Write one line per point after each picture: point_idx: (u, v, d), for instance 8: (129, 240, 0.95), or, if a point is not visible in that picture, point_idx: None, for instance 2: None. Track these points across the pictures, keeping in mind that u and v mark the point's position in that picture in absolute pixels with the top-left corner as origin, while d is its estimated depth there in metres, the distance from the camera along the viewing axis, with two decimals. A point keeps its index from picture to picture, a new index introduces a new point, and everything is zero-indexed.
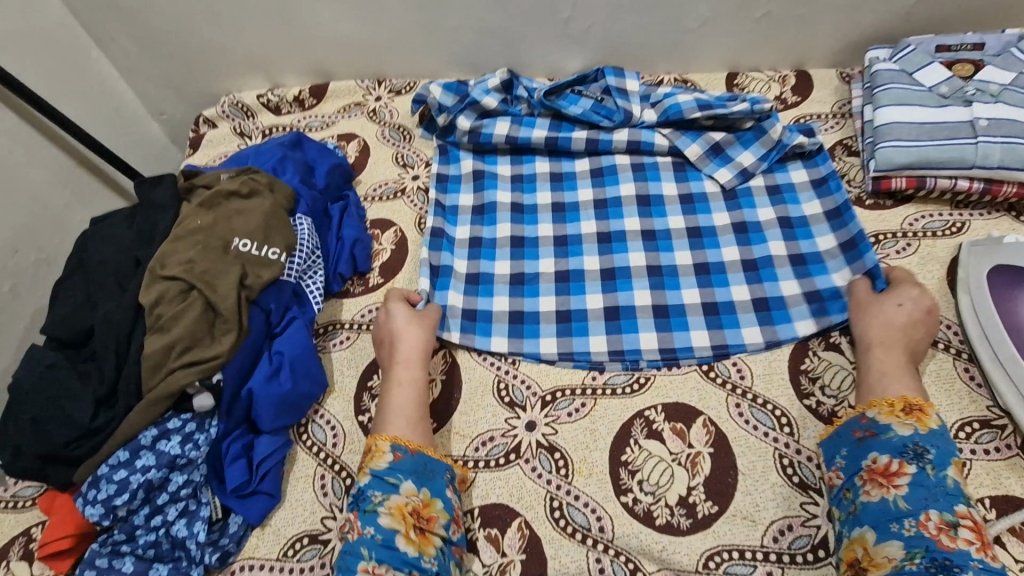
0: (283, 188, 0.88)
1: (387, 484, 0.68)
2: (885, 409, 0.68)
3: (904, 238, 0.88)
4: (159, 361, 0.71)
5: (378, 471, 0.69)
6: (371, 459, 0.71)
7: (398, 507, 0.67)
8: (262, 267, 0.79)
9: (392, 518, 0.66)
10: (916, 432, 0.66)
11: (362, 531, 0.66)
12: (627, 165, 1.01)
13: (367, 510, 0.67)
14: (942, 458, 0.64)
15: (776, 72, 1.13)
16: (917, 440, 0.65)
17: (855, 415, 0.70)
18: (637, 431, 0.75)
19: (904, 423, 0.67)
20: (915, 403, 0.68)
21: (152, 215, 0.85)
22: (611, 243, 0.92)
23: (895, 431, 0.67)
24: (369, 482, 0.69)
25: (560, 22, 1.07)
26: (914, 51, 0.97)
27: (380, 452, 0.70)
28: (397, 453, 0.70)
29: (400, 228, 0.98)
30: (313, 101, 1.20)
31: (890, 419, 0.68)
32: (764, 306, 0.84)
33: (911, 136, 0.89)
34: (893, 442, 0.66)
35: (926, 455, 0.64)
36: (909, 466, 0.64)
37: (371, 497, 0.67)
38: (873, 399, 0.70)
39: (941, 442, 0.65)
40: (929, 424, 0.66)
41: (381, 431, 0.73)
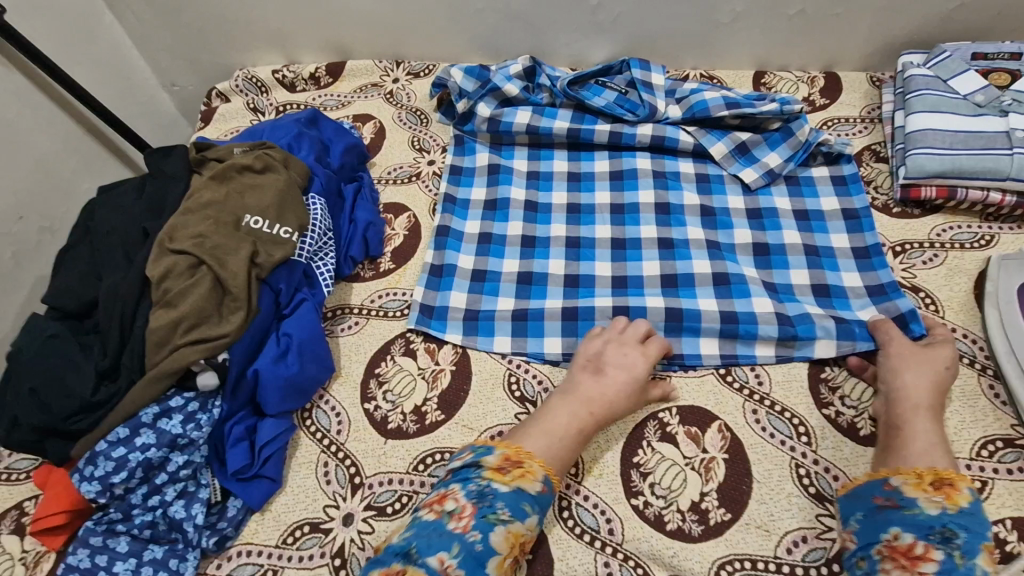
0: (298, 165, 0.85)
1: (521, 509, 0.62)
2: (912, 480, 0.62)
3: (932, 248, 0.86)
4: (165, 337, 0.69)
5: (523, 491, 0.63)
6: (520, 475, 0.64)
7: (515, 534, 0.61)
8: (273, 246, 0.76)
9: (503, 539, 0.60)
10: (944, 512, 0.59)
11: (468, 530, 0.60)
12: (649, 170, 0.98)
13: (487, 516, 0.60)
14: (971, 545, 0.57)
15: (804, 72, 1.10)
16: (946, 522, 0.59)
17: (878, 479, 0.64)
18: (650, 432, 0.74)
19: (933, 500, 0.60)
20: (946, 478, 0.62)
21: (163, 186, 0.83)
22: (626, 250, 0.89)
23: (922, 508, 0.60)
24: (506, 493, 0.63)
25: (589, 9, 1.05)
26: (949, 57, 0.94)
27: (532, 475, 0.65)
28: (543, 490, 0.65)
29: (414, 213, 0.96)
30: (330, 79, 1.17)
31: (917, 492, 0.61)
32: (788, 321, 0.79)
33: (944, 144, 0.87)
34: (919, 520, 0.59)
35: (954, 541, 0.57)
36: (936, 552, 0.57)
37: (499, 508, 0.61)
38: (902, 467, 0.64)
39: (971, 524, 0.59)
40: (959, 503, 0.60)
41: (530, 453, 0.67)
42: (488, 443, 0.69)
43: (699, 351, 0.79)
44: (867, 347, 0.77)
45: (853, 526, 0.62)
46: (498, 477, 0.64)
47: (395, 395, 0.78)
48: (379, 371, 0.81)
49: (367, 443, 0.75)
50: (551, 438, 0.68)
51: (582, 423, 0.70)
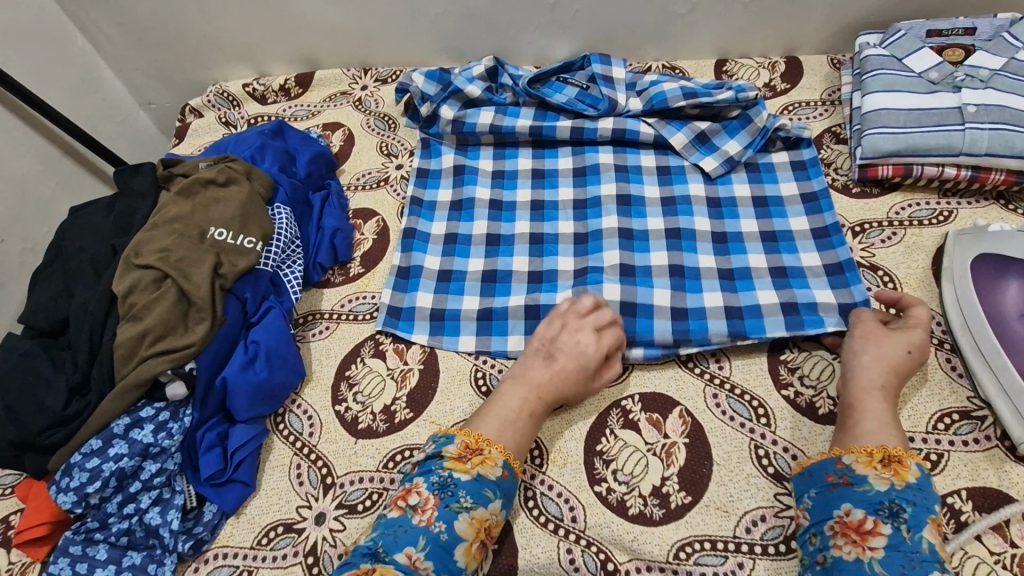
0: (261, 175, 0.87)
1: (483, 495, 0.64)
2: (863, 458, 0.63)
3: (891, 227, 0.87)
4: (132, 349, 0.70)
5: (484, 478, 0.65)
6: (480, 462, 0.66)
7: (479, 519, 0.63)
8: (238, 257, 0.78)
9: (469, 526, 0.62)
10: (892, 487, 0.60)
11: (433, 523, 0.62)
12: (611, 165, 0.99)
13: (450, 506, 0.63)
14: (918, 519, 0.58)
15: (765, 58, 1.11)
16: (893, 497, 0.60)
17: (831, 458, 0.65)
18: (613, 421, 0.75)
19: (882, 476, 0.61)
20: (894, 454, 0.62)
21: (131, 203, 0.85)
22: (588, 243, 0.91)
23: (871, 485, 0.61)
24: (467, 482, 0.64)
25: (547, 7, 1.06)
26: (904, 36, 0.95)
27: (492, 461, 0.66)
28: (504, 472, 0.66)
29: (382, 217, 0.98)
30: (299, 90, 1.19)
31: (867, 470, 0.62)
32: (737, 315, 0.81)
33: (898, 122, 0.87)
34: (869, 496, 0.60)
35: (901, 515, 0.58)
36: (885, 526, 0.58)
37: (461, 497, 0.63)
38: (856, 445, 0.65)
39: (918, 499, 0.59)
40: (907, 478, 0.61)
41: (493, 439, 0.68)
42: (449, 431, 0.70)
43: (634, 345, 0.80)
44: (818, 334, 0.78)
45: (806, 503, 0.64)
46: (459, 467, 0.65)
47: (364, 396, 0.80)
48: (349, 374, 0.83)
49: (338, 444, 0.77)
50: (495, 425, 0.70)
51: (524, 407, 0.72)
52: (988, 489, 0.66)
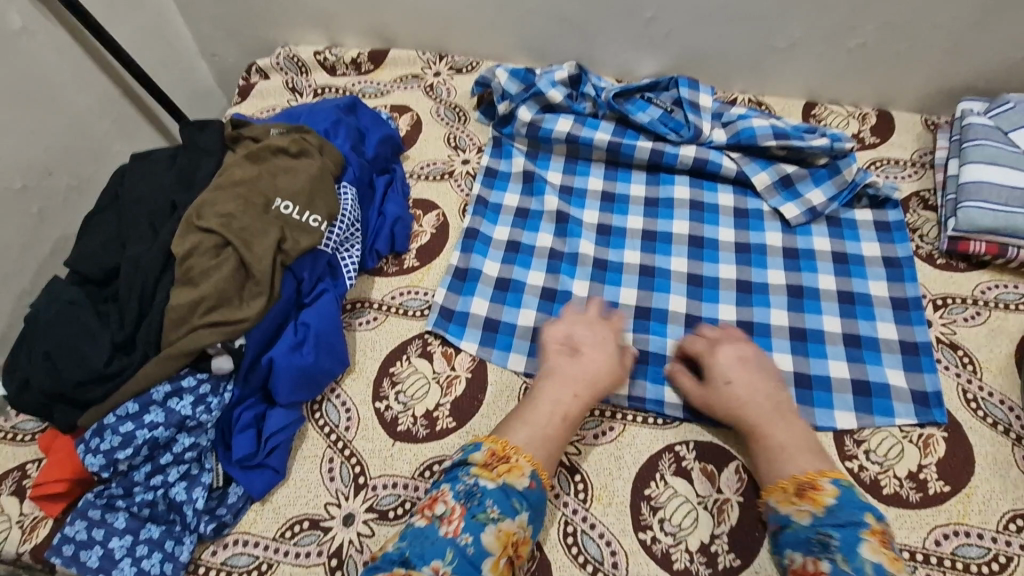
0: (333, 152, 0.83)
1: (510, 505, 0.61)
2: (781, 496, 0.65)
3: (974, 306, 0.83)
4: (183, 316, 0.66)
5: (510, 487, 0.62)
6: (507, 470, 0.64)
7: (506, 532, 0.60)
8: (301, 233, 0.74)
9: (496, 539, 0.59)
10: (815, 518, 0.62)
11: (460, 534, 0.59)
12: (686, 200, 0.96)
13: (477, 517, 0.60)
14: (848, 541, 0.59)
15: (856, 108, 1.07)
16: (819, 529, 0.61)
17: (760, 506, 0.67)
18: (664, 465, 0.72)
19: (802, 510, 0.63)
20: (806, 481, 0.65)
21: (194, 158, 0.82)
22: (654, 279, 0.88)
23: (796, 522, 0.63)
24: (493, 491, 0.62)
25: (642, 21, 1.03)
26: (1012, 108, 0.91)
27: (519, 470, 0.64)
28: (531, 483, 0.64)
29: (443, 212, 0.95)
30: (371, 66, 1.16)
31: (788, 508, 0.64)
32: (807, 384, 0.78)
33: (997, 199, 0.84)
34: (799, 536, 0.62)
35: (832, 544, 0.59)
36: (823, 564, 0.59)
37: (488, 507, 0.60)
38: (768, 487, 0.67)
39: (844, 520, 0.61)
40: (824, 501, 0.63)
41: (519, 445, 0.66)
42: (476, 439, 0.68)
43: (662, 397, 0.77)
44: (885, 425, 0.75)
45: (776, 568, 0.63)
46: (485, 474, 0.63)
47: (407, 397, 0.77)
48: (393, 371, 0.79)
49: (375, 444, 0.74)
50: (548, 440, 0.68)
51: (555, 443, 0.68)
52: None
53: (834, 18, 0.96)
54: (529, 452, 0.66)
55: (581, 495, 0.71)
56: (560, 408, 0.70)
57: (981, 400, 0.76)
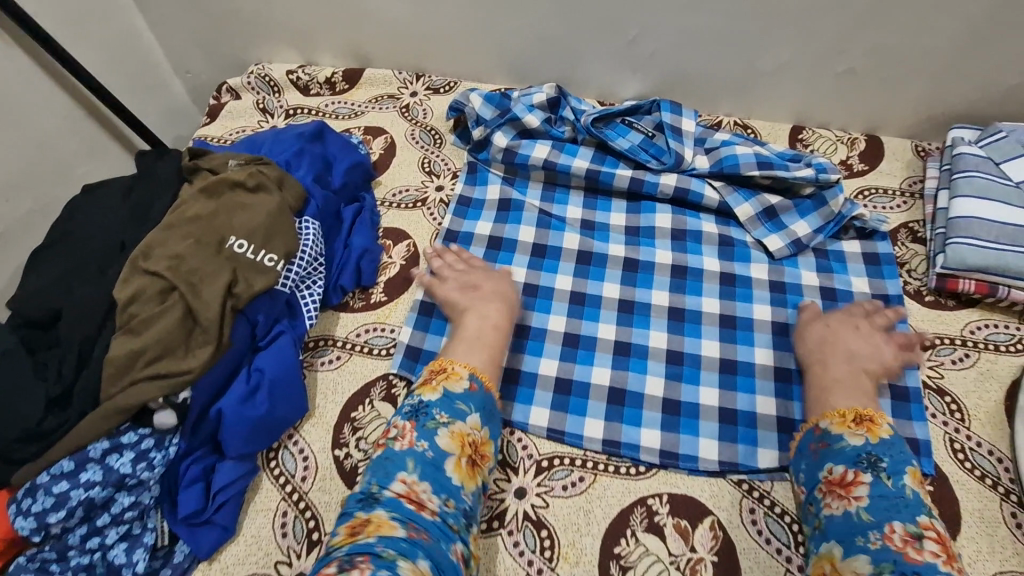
0: (293, 188, 0.80)
1: (456, 408, 0.67)
2: (837, 419, 0.67)
3: (963, 347, 0.79)
4: (122, 369, 0.63)
5: (451, 392, 0.69)
6: (445, 378, 0.70)
7: (459, 433, 0.66)
8: (255, 274, 0.71)
9: (450, 440, 0.65)
10: (868, 442, 0.64)
11: (415, 443, 0.65)
12: (668, 230, 0.92)
13: (427, 425, 0.66)
14: (895, 467, 0.62)
15: (845, 132, 1.03)
16: (870, 450, 0.64)
17: (809, 428, 0.69)
18: (635, 520, 0.69)
19: (856, 433, 0.65)
20: (866, 414, 0.67)
21: (150, 191, 0.78)
22: (633, 314, 0.84)
23: (847, 441, 0.65)
24: (437, 400, 0.68)
25: (624, 42, 0.99)
26: (1004, 137, 0.87)
27: (457, 375, 0.70)
28: (471, 384, 0.70)
29: (414, 241, 0.91)
30: (345, 86, 1.12)
31: (842, 429, 0.66)
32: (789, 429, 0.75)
33: (988, 236, 0.80)
34: (847, 452, 0.64)
35: (880, 464, 0.62)
36: (864, 476, 0.62)
37: (436, 415, 0.66)
38: (824, 412, 0.70)
39: (894, 452, 0.64)
40: (880, 434, 0.65)
41: (459, 359, 0.73)
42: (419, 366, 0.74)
43: (637, 442, 0.74)
44: None
45: (803, 480, 0.67)
46: (427, 390, 0.69)
47: (368, 444, 0.73)
48: (354, 416, 0.76)
49: (332, 495, 0.70)
50: (483, 347, 0.75)
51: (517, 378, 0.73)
52: None
53: (822, 42, 0.92)
54: (465, 361, 0.73)
55: (546, 551, 0.67)
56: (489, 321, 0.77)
57: (969, 450, 0.72)
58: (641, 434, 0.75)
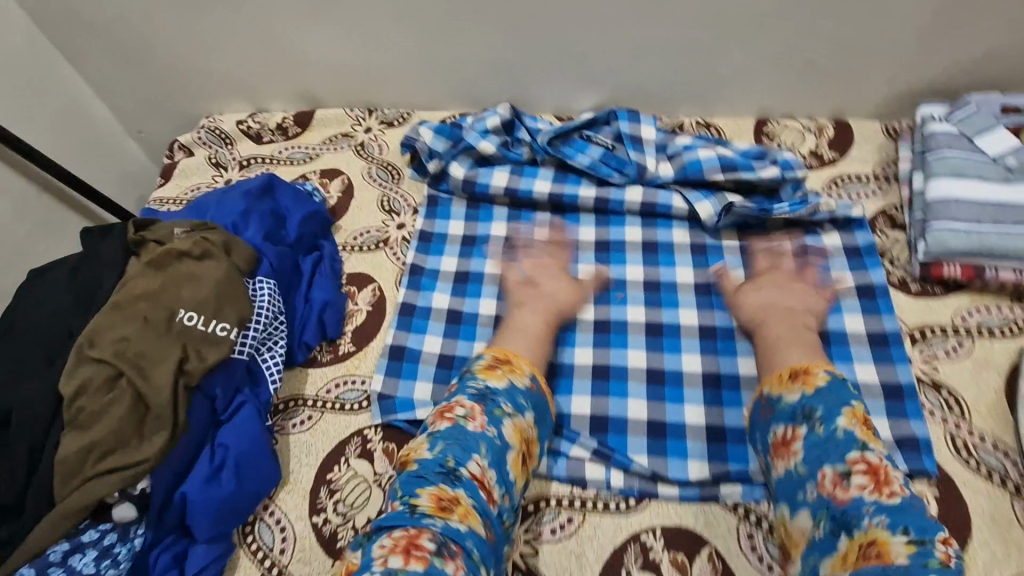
0: (242, 249, 0.77)
1: (518, 402, 0.67)
2: (777, 380, 0.66)
3: (956, 335, 0.76)
4: (75, 468, 0.61)
5: (515, 384, 0.68)
6: (510, 370, 0.69)
7: (520, 428, 0.65)
8: (209, 347, 0.69)
9: (514, 433, 0.64)
10: (803, 395, 0.63)
11: (486, 427, 0.63)
12: (638, 243, 0.89)
13: (495, 413, 0.64)
14: (831, 412, 0.61)
15: (812, 119, 0.99)
16: (805, 404, 0.62)
17: (757, 398, 0.68)
18: (630, 559, 0.66)
19: (792, 389, 0.64)
20: (800, 369, 0.66)
21: (97, 272, 0.75)
22: (610, 334, 0.81)
23: (785, 400, 0.64)
24: (503, 390, 0.67)
25: (573, 56, 0.96)
26: (975, 112, 0.83)
27: (520, 369, 0.70)
28: (532, 383, 0.70)
29: (379, 285, 0.88)
30: (297, 129, 1.09)
31: (780, 389, 0.65)
32: None
33: (968, 216, 0.77)
34: (786, 411, 0.63)
35: (814, 415, 0.61)
36: (801, 431, 0.61)
37: (502, 403, 0.65)
38: (768, 377, 0.68)
39: (828, 399, 0.61)
40: (816, 383, 0.63)
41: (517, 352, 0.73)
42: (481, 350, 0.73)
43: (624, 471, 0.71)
44: None
45: (761, 450, 0.66)
46: (492, 376, 0.68)
47: (346, 506, 0.71)
48: (330, 478, 0.73)
49: (313, 566, 0.67)
50: (530, 339, 0.76)
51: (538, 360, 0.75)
52: None
53: (775, 34, 0.89)
54: (524, 355, 0.73)
55: None
56: (539, 319, 0.78)
57: (972, 446, 0.69)
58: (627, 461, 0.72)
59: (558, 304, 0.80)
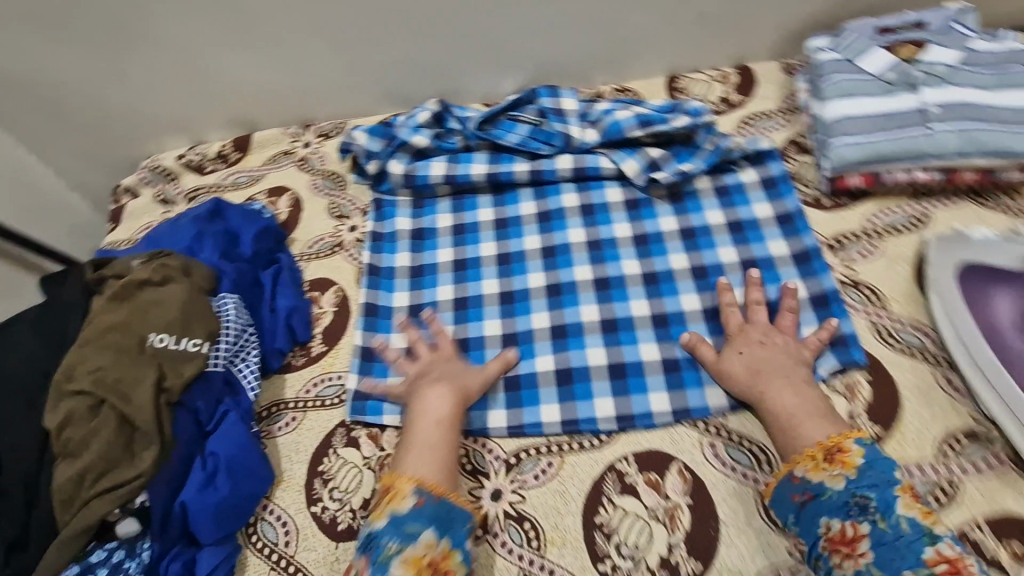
0: (200, 270, 0.81)
1: (407, 533, 0.63)
2: (811, 464, 0.65)
3: (868, 238, 0.84)
4: (72, 493, 0.64)
5: (399, 514, 0.64)
6: (391, 500, 0.66)
7: (415, 558, 0.61)
8: (183, 363, 0.72)
9: (406, 569, 0.61)
10: (848, 481, 0.63)
11: None
12: (577, 207, 0.94)
13: (380, 558, 0.61)
14: (885, 499, 0.61)
15: (717, 70, 1.07)
16: (854, 492, 0.62)
17: (786, 476, 0.66)
18: (609, 487, 0.71)
19: (834, 474, 0.63)
20: (835, 445, 0.65)
21: (62, 315, 0.78)
22: (561, 296, 0.86)
23: (830, 488, 0.63)
24: (384, 528, 0.63)
25: (486, 44, 1.02)
26: (855, 38, 0.92)
27: (402, 494, 0.66)
28: (419, 499, 0.65)
29: (342, 287, 0.92)
30: (238, 155, 1.12)
31: (819, 475, 0.64)
32: None
33: (862, 130, 0.84)
34: (835, 502, 0.62)
35: (870, 506, 0.61)
36: (862, 526, 0.60)
37: (386, 546, 0.62)
38: (796, 454, 0.66)
39: (875, 480, 0.62)
40: (854, 464, 0.63)
41: (402, 472, 0.68)
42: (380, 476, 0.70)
43: (593, 415, 0.76)
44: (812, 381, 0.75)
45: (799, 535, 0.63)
46: (375, 517, 0.65)
47: (342, 492, 0.75)
48: (322, 469, 0.76)
49: (318, 552, 0.71)
50: (433, 451, 0.70)
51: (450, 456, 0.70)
52: (1010, 517, 0.64)
53: None
54: (414, 473, 0.68)
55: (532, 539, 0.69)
56: (431, 417, 0.73)
57: (894, 330, 0.76)
58: (595, 406, 0.77)
59: (461, 383, 0.77)
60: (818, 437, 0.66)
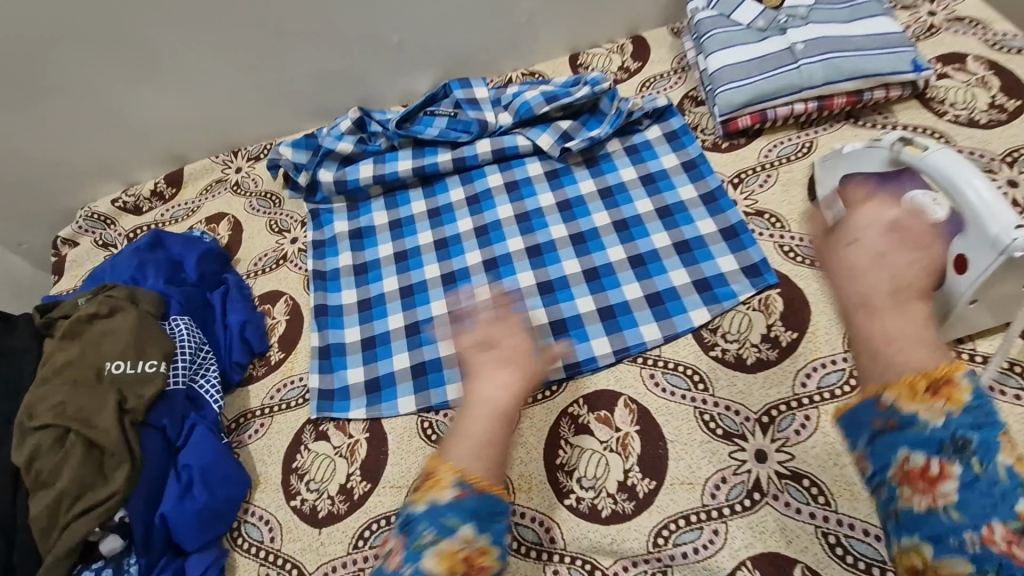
0: (147, 295, 0.83)
1: (444, 524, 0.54)
2: (906, 391, 0.50)
3: (765, 170, 0.92)
4: (51, 521, 0.67)
5: (438, 502, 0.55)
6: (432, 485, 0.57)
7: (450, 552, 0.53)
8: (141, 386, 0.74)
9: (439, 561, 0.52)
10: (948, 416, 0.49)
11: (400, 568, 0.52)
12: (502, 186, 1.00)
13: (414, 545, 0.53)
14: (988, 444, 0.48)
15: (613, 42, 1.15)
16: (954, 432, 0.48)
17: (870, 398, 0.52)
18: (565, 430, 0.77)
19: (933, 407, 0.49)
20: (941, 375, 0.50)
21: (12, 362, 0.79)
22: (499, 268, 0.92)
23: (925, 422, 0.49)
24: (423, 513, 0.55)
25: (394, 47, 1.07)
26: None
27: (442, 481, 0.57)
28: (461, 491, 0.56)
29: (291, 295, 0.96)
30: (172, 190, 1.15)
31: (914, 405, 0.50)
32: (659, 301, 0.85)
33: (743, 74, 0.93)
34: (925, 435, 0.49)
35: (969, 447, 0.48)
36: (953, 466, 0.48)
37: (422, 532, 0.54)
38: (895, 378, 0.51)
39: (981, 419, 0.48)
40: (961, 400, 0.49)
41: (446, 458, 0.59)
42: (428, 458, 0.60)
43: None
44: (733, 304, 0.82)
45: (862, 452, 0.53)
46: (417, 497, 0.57)
47: (318, 482, 0.78)
48: (297, 465, 0.80)
49: (303, 540, 0.74)
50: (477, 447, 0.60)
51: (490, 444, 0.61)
52: None
53: None
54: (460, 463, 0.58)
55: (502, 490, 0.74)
56: (490, 407, 0.63)
57: (797, 247, 0.84)
58: None
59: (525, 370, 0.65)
60: (921, 365, 0.51)
